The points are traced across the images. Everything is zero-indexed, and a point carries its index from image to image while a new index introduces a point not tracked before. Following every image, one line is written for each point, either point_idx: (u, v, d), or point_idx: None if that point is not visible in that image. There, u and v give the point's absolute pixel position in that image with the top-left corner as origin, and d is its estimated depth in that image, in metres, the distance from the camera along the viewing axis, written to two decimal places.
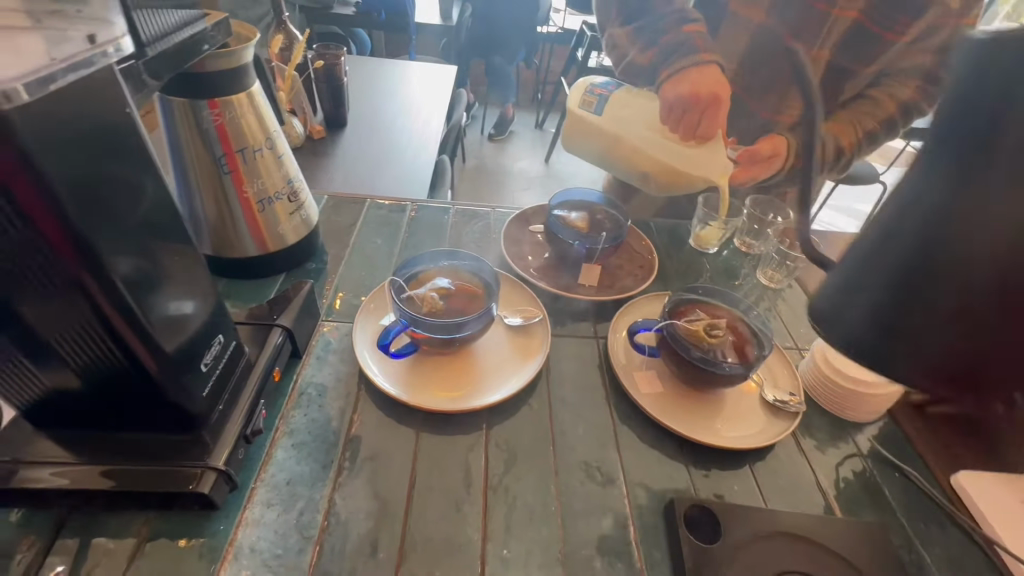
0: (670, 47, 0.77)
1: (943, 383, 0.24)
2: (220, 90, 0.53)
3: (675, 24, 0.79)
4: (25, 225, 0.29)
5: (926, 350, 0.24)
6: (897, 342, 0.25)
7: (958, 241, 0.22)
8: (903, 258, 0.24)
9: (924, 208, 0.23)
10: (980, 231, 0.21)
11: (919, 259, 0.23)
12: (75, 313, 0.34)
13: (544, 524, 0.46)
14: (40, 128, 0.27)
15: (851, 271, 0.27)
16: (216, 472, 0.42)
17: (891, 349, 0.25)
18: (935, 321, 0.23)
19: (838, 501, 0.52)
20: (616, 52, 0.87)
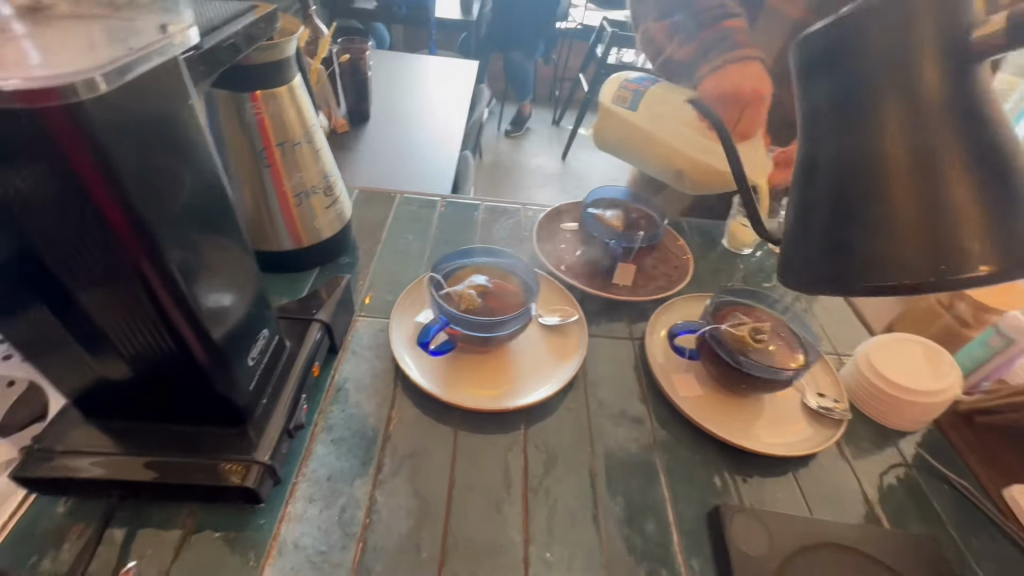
0: (710, 43, 0.70)
1: (900, 275, 0.28)
2: (262, 83, 0.53)
3: (714, 19, 0.73)
4: (91, 213, 0.28)
5: (874, 249, 0.29)
6: (856, 255, 0.30)
7: (849, 157, 0.29)
8: (816, 188, 0.31)
9: (813, 148, 0.32)
10: (861, 145, 0.29)
11: (829, 181, 0.30)
12: (135, 304, 0.33)
13: (586, 527, 0.45)
14: (112, 119, 0.27)
15: (797, 216, 0.33)
16: (261, 466, 0.42)
17: (850, 262, 0.30)
18: (865, 219, 0.29)
19: (885, 512, 0.50)
20: (651, 46, 0.86)
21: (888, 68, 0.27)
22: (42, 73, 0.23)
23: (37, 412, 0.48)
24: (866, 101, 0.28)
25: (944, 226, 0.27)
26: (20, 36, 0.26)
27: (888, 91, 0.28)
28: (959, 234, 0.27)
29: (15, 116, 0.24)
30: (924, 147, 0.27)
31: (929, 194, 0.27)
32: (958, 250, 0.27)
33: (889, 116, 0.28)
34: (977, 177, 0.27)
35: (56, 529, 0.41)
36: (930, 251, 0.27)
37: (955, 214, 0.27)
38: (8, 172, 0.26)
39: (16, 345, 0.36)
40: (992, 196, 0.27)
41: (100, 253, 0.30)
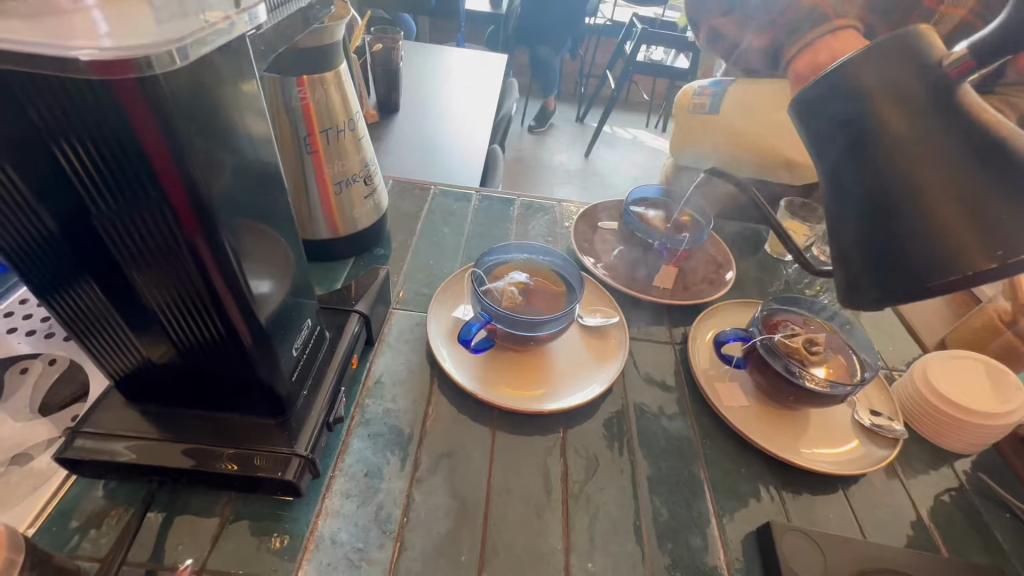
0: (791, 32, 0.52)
1: (954, 268, 0.28)
2: (311, 67, 0.52)
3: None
4: (151, 187, 0.27)
5: (917, 248, 0.29)
6: (908, 258, 0.30)
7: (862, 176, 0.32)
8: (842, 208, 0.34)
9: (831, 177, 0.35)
10: (877, 163, 0.32)
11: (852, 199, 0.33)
12: (186, 285, 0.32)
13: (628, 538, 0.44)
14: (182, 97, 0.25)
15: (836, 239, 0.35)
16: (300, 459, 0.41)
17: (902, 269, 0.30)
18: (898, 224, 0.30)
19: (943, 538, 0.48)
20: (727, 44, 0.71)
21: (883, 101, 0.32)
22: (111, 45, 0.22)
23: (77, 391, 0.48)
24: (869, 127, 0.32)
25: (984, 214, 0.27)
26: (89, 7, 0.25)
27: (880, 122, 0.32)
28: (1002, 219, 0.26)
29: (84, 81, 0.23)
30: (930, 152, 0.29)
31: (950, 189, 0.28)
32: (1006, 234, 0.26)
33: (887, 140, 0.31)
34: (1001, 167, 0.27)
35: (96, 511, 0.41)
36: (976, 240, 0.27)
37: (983, 202, 0.27)
38: (74, 141, 0.25)
39: (64, 324, 0.35)
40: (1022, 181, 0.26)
41: (157, 230, 0.29)
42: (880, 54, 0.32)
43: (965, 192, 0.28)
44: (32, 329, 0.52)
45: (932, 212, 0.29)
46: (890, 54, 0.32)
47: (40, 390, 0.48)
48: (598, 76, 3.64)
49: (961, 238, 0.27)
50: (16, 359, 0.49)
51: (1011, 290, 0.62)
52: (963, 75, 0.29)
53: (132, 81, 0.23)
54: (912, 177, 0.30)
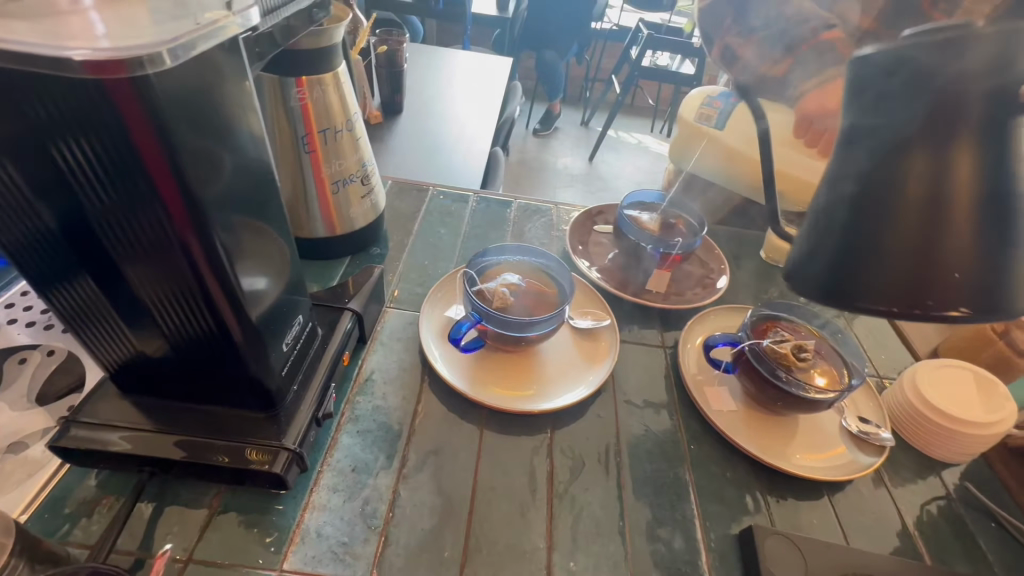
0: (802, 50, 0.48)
1: (891, 300, 0.26)
2: (311, 69, 0.53)
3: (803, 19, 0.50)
4: (144, 186, 0.27)
5: (880, 271, 0.26)
6: (860, 271, 0.27)
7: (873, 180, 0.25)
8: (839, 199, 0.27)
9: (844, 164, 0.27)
10: (898, 172, 0.25)
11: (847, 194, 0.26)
12: (179, 281, 0.33)
13: (611, 538, 0.44)
14: (174, 95, 0.26)
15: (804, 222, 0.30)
16: (289, 453, 0.41)
17: (850, 278, 0.27)
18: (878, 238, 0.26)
19: (927, 546, 0.48)
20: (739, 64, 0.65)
21: (950, 105, 0.23)
22: (105, 46, 0.23)
23: (74, 381, 0.49)
24: (917, 129, 0.24)
25: (944, 262, 0.25)
26: (88, 8, 0.26)
27: (933, 124, 0.24)
28: (955, 272, 0.25)
29: (80, 81, 0.23)
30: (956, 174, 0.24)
31: (949, 222, 0.25)
32: (961, 290, 0.25)
33: (923, 148, 0.24)
34: (998, 219, 0.24)
35: (88, 499, 0.42)
36: (937, 285, 0.25)
37: (964, 251, 0.25)
38: (70, 139, 0.25)
39: (60, 317, 0.36)
40: (1004, 240, 0.25)
41: (149, 227, 0.29)
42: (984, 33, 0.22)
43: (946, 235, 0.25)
44: (33, 320, 0.54)
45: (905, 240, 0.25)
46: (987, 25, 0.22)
47: (39, 380, 0.49)
48: (604, 80, 3.65)
49: (927, 277, 0.25)
50: (16, 350, 0.51)
51: None
52: None
53: (126, 82, 0.23)
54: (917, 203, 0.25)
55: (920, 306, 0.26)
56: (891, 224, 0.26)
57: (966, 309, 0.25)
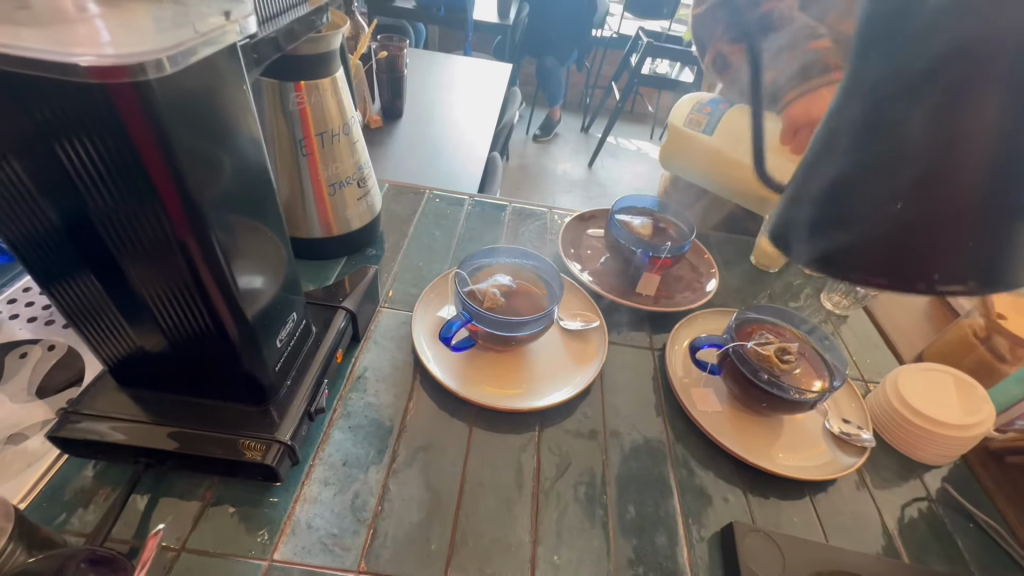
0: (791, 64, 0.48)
1: (886, 272, 0.24)
2: (309, 74, 0.54)
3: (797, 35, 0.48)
4: (144, 186, 0.28)
5: (873, 237, 0.23)
6: (853, 232, 0.23)
7: (909, 106, 0.21)
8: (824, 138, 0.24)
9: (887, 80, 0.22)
10: (896, 120, 0.22)
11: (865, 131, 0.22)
12: (177, 278, 0.34)
13: (595, 533, 0.45)
14: (174, 100, 0.27)
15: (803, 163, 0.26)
16: (281, 446, 0.43)
17: (849, 241, 0.24)
18: (880, 191, 0.22)
19: (906, 545, 0.49)
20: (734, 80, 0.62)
21: (961, 44, 0.20)
22: (110, 52, 0.24)
23: (74, 375, 0.50)
24: (934, 62, 0.20)
25: (957, 234, 0.22)
26: (93, 16, 0.27)
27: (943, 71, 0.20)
28: (939, 248, 0.22)
29: (83, 86, 0.24)
30: (959, 126, 0.20)
31: (963, 188, 0.21)
32: (968, 264, 0.22)
33: (929, 99, 0.21)
34: (1009, 181, 0.21)
35: (85, 489, 0.43)
36: (928, 257, 0.23)
37: (963, 206, 0.21)
38: (74, 140, 0.26)
39: (64, 314, 0.37)
40: (1010, 206, 0.21)
41: (149, 226, 0.30)
42: None
43: (960, 207, 0.22)
44: (34, 316, 0.55)
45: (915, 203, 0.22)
46: None
47: (39, 373, 0.50)
48: (604, 87, 3.68)
49: (920, 247, 0.22)
50: (17, 344, 0.52)
51: (985, 307, 0.63)
52: None
53: (128, 87, 0.25)
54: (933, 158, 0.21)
55: (911, 279, 0.23)
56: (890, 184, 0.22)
57: (966, 285, 0.23)
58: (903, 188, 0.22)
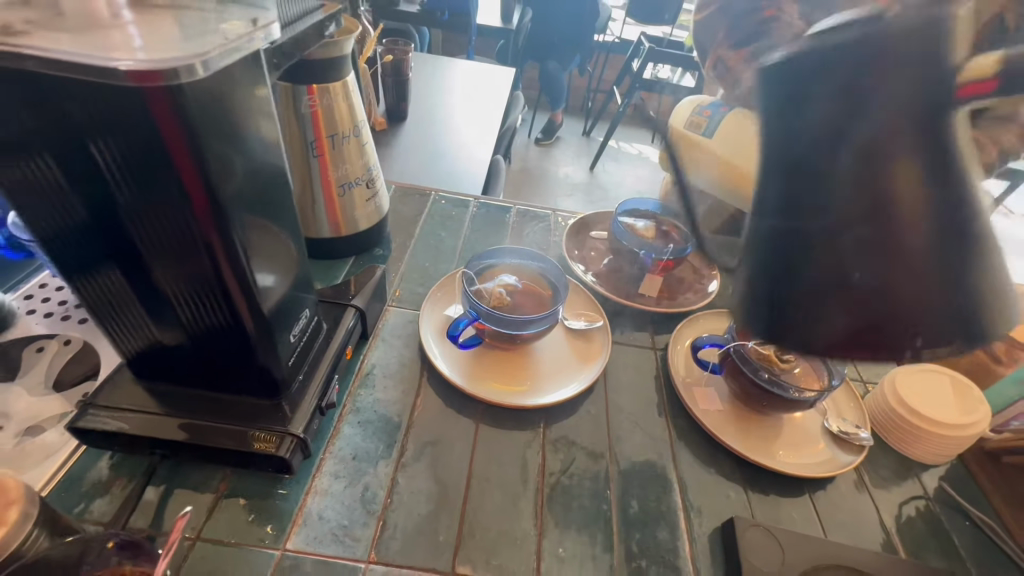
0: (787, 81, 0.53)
1: (895, 344, 0.25)
2: (320, 77, 0.56)
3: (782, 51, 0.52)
4: (172, 186, 0.30)
5: (873, 313, 0.24)
6: (859, 316, 0.25)
7: (824, 182, 0.24)
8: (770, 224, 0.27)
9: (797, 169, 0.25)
10: (856, 203, 0.24)
11: (798, 215, 0.25)
12: (199, 274, 0.35)
13: (598, 528, 0.46)
14: (202, 103, 0.28)
15: (749, 260, 0.28)
16: (294, 439, 0.44)
17: (850, 323, 0.25)
18: (828, 267, 0.25)
19: (902, 542, 0.50)
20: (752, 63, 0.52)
21: (876, 132, 0.24)
22: (145, 57, 0.26)
23: (89, 370, 0.51)
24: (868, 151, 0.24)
25: (935, 291, 0.24)
26: (126, 22, 0.28)
27: (873, 156, 0.24)
28: (924, 305, 0.24)
29: (118, 90, 0.26)
30: (894, 198, 0.24)
31: (917, 247, 0.24)
32: (939, 325, 0.25)
33: (875, 179, 0.24)
34: (946, 239, 0.24)
35: (101, 479, 0.44)
36: (902, 322, 0.24)
37: (925, 271, 0.24)
38: (106, 141, 0.27)
39: (87, 307, 0.38)
40: (954, 259, 0.24)
41: (176, 225, 0.32)
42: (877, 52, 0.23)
43: (932, 267, 0.24)
44: (49, 311, 0.56)
45: (897, 274, 0.24)
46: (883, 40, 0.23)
47: (55, 368, 0.51)
48: (606, 91, 3.71)
49: (890, 315, 0.24)
50: (34, 338, 0.53)
51: None
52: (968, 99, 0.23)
53: (160, 91, 0.26)
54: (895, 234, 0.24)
55: (889, 347, 0.25)
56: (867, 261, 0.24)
57: (955, 340, 0.25)
58: (883, 263, 0.24)
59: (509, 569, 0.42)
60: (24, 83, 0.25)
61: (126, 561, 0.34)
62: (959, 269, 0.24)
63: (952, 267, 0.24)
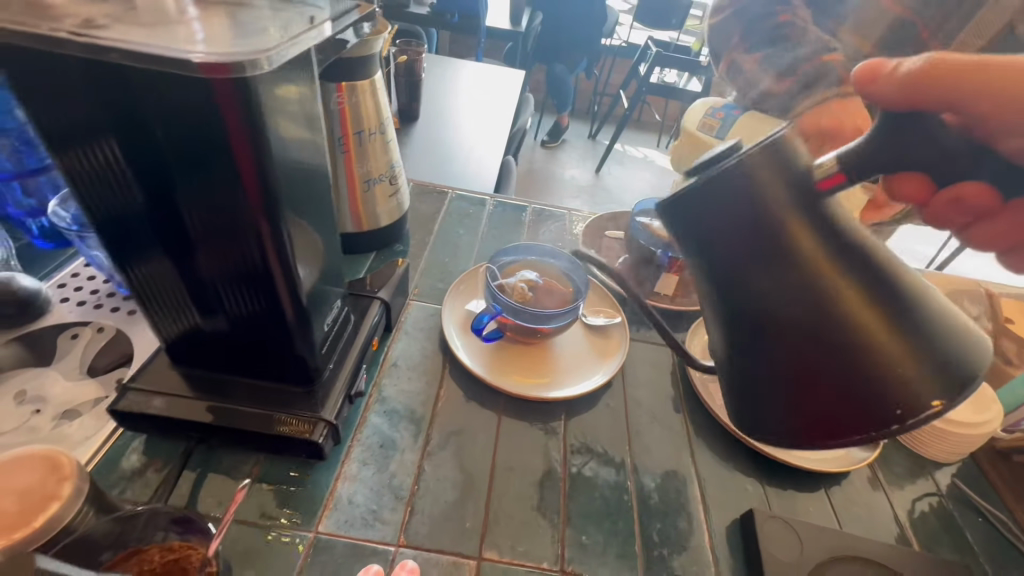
0: None
1: (868, 422, 0.29)
2: (349, 75, 0.57)
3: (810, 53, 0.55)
4: (230, 174, 0.31)
5: (826, 394, 0.30)
6: (817, 399, 0.30)
7: (743, 296, 0.32)
8: (719, 326, 0.35)
9: (718, 284, 0.34)
10: (769, 302, 0.31)
11: (735, 324, 0.33)
12: (245, 262, 0.36)
13: (620, 518, 0.47)
14: (264, 96, 0.29)
15: (728, 362, 0.35)
16: (327, 424, 0.45)
17: (811, 407, 0.30)
18: (775, 362, 0.31)
19: (916, 536, 0.51)
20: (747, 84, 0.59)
21: (770, 245, 0.31)
22: (217, 51, 0.27)
23: (122, 357, 0.53)
24: (773, 256, 0.31)
25: (882, 360, 0.28)
26: (191, 19, 0.30)
27: (773, 259, 0.31)
28: (879, 377, 0.28)
29: (190, 80, 0.27)
30: (803, 293, 0.30)
31: (839, 327, 0.29)
32: (909, 393, 0.28)
33: (785, 279, 0.31)
34: (871, 311, 0.29)
35: (139, 461, 0.45)
36: (866, 400, 0.29)
37: (860, 345, 0.29)
38: (171, 129, 0.29)
39: (132, 291, 0.39)
40: (892, 326, 0.28)
41: (228, 214, 0.33)
42: (743, 181, 0.31)
43: (868, 343, 0.29)
44: (82, 300, 0.57)
45: (833, 358, 0.30)
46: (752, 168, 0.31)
47: (90, 354, 0.53)
48: (612, 95, 3.73)
49: (843, 393, 0.29)
50: (68, 325, 0.54)
51: (995, 312, 0.65)
52: (832, 185, 0.29)
53: (228, 82, 0.27)
54: (814, 326, 0.30)
55: (872, 427, 0.29)
56: (798, 347, 0.31)
57: (938, 403, 0.27)
58: (815, 349, 0.30)
59: (535, 555, 0.44)
60: (102, 71, 0.27)
61: (172, 536, 0.35)
62: (905, 335, 0.28)
63: (897, 339, 0.28)
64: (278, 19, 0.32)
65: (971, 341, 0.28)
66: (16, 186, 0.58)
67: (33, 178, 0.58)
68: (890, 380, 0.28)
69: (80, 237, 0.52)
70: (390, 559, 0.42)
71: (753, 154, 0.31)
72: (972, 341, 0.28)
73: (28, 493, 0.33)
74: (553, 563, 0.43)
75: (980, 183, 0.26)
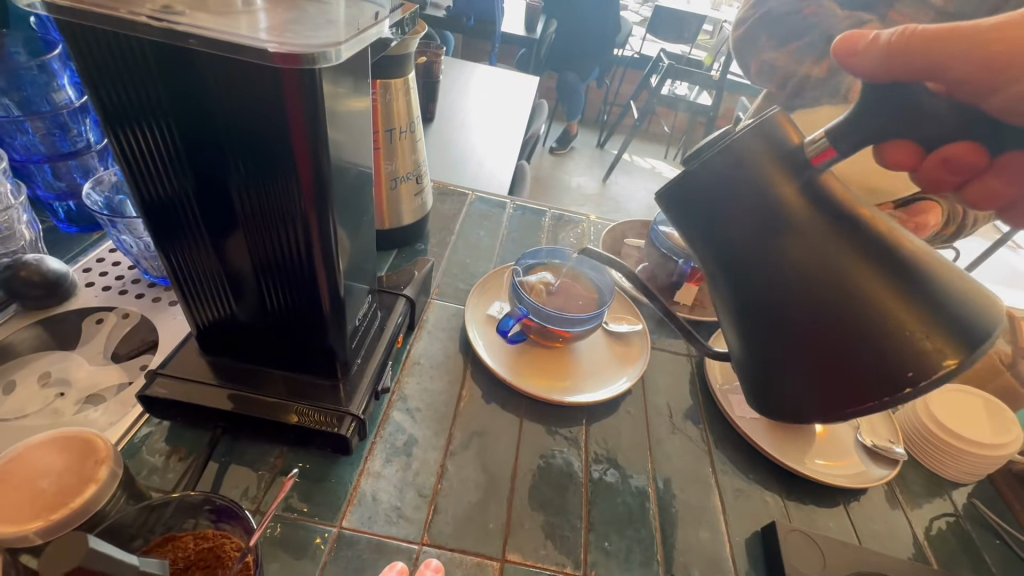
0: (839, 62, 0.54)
1: (878, 388, 0.28)
2: (385, 73, 0.57)
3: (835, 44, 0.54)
4: (286, 160, 0.31)
5: (836, 365, 0.29)
6: (832, 373, 0.30)
7: (755, 281, 0.33)
8: (733, 324, 0.36)
9: (726, 279, 0.35)
10: (777, 287, 0.32)
11: (746, 308, 0.34)
12: (286, 247, 0.36)
13: (642, 524, 0.47)
14: (325, 90, 0.29)
15: (744, 349, 0.35)
16: (354, 418, 0.44)
17: (824, 380, 0.30)
18: (790, 345, 0.32)
19: (936, 556, 0.51)
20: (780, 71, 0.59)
21: (777, 235, 0.32)
22: (287, 40, 0.27)
23: (147, 344, 0.53)
24: (778, 240, 0.32)
25: (889, 327, 0.28)
26: (257, 10, 0.30)
27: (774, 241, 0.32)
28: (886, 343, 0.27)
29: (258, 66, 0.27)
30: (806, 270, 0.31)
31: (842, 299, 0.29)
32: (916, 354, 0.26)
33: (790, 259, 0.32)
34: (872, 280, 0.29)
35: (164, 448, 0.45)
36: (875, 366, 0.28)
37: (864, 313, 0.29)
38: (228, 111, 0.29)
39: (169, 276, 0.40)
40: (895, 291, 0.28)
41: (260, 189, 0.33)
42: (738, 167, 0.33)
43: (873, 312, 0.28)
44: (107, 285, 0.57)
45: (841, 329, 0.29)
46: (751, 163, 0.33)
47: (114, 340, 0.53)
48: (621, 104, 3.75)
49: (850, 361, 0.29)
50: (92, 311, 0.54)
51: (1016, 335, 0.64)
52: (822, 160, 0.31)
53: (298, 72, 0.27)
54: (823, 307, 0.30)
55: (883, 392, 0.27)
56: (805, 324, 0.31)
57: (950, 364, 0.26)
58: (824, 325, 0.30)
59: (558, 559, 0.43)
60: (167, 52, 0.27)
61: (204, 524, 0.35)
62: (908, 298, 0.28)
63: (901, 302, 0.28)
64: (340, 16, 0.32)
65: (984, 299, 0.27)
66: (47, 169, 0.60)
67: (65, 162, 0.60)
68: (896, 343, 0.27)
69: (110, 222, 0.52)
70: (414, 557, 0.42)
71: (755, 150, 0.33)
72: (986, 300, 0.27)
73: (65, 474, 0.33)
74: (575, 568, 0.43)
75: (965, 142, 0.30)
